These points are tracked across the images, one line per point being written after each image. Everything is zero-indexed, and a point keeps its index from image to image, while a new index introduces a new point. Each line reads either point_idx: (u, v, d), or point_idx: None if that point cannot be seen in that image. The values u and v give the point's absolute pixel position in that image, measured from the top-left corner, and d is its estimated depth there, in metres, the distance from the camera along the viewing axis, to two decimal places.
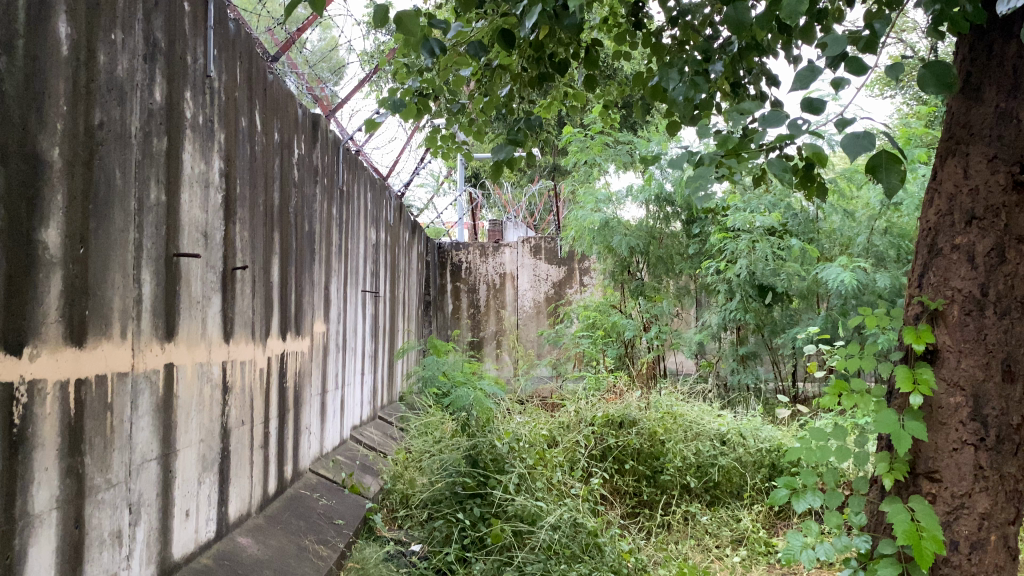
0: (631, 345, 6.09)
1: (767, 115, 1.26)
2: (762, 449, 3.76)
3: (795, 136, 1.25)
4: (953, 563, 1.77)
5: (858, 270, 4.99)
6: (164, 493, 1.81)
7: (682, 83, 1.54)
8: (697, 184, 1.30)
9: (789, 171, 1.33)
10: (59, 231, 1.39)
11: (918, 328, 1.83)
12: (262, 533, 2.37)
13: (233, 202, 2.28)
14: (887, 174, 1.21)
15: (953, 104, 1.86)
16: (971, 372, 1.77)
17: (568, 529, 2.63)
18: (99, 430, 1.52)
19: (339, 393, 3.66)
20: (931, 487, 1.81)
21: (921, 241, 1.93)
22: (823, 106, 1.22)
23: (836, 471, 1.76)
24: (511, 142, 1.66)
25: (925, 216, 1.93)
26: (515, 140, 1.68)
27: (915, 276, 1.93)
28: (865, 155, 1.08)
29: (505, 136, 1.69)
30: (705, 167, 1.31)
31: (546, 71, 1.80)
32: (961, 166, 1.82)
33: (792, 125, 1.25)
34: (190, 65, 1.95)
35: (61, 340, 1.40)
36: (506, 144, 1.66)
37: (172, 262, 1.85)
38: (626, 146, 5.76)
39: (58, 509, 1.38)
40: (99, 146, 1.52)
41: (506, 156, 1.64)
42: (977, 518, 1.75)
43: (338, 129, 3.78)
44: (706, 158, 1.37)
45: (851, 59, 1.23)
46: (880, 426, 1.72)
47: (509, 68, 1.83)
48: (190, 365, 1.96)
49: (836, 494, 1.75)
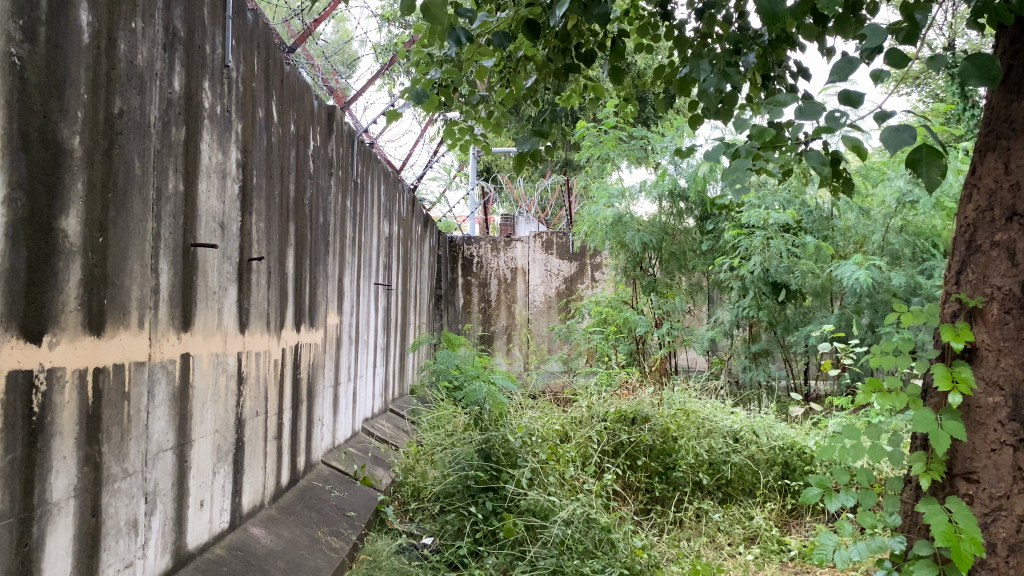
0: (642, 342, 6.06)
1: (805, 107, 1.23)
2: (775, 447, 3.72)
3: (833, 129, 1.23)
4: (990, 565, 1.67)
5: (873, 268, 4.96)
6: (179, 484, 1.81)
7: (712, 74, 1.51)
8: (733, 176, 1.28)
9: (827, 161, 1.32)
10: (79, 220, 1.39)
11: (957, 325, 1.73)
12: (275, 524, 2.37)
13: (249, 193, 2.27)
14: (928, 168, 1.18)
15: (994, 97, 1.76)
16: (1011, 371, 1.67)
17: (581, 525, 2.63)
18: (116, 419, 1.52)
19: (351, 385, 3.66)
20: (968, 488, 1.71)
21: (959, 237, 1.83)
22: (862, 99, 1.18)
23: (870, 470, 1.69)
24: (537, 134, 1.63)
25: (963, 213, 1.83)
26: (540, 131, 1.65)
27: (953, 273, 1.83)
28: (906, 149, 1.07)
29: (530, 127, 1.67)
30: (743, 159, 1.29)
31: (571, 62, 1.77)
32: (1002, 161, 1.73)
33: (831, 118, 1.23)
34: (209, 54, 1.95)
35: (80, 329, 1.40)
36: (532, 136, 1.63)
37: (190, 252, 1.85)
38: (640, 142, 5.74)
39: (76, 497, 1.38)
40: (119, 135, 1.52)
41: (532, 148, 1.61)
42: (1017, 521, 1.64)
43: (352, 122, 3.77)
44: (742, 149, 1.35)
45: (892, 50, 1.19)
46: (918, 424, 1.62)
47: (534, 58, 1.81)
48: (206, 355, 1.96)
49: (869, 493, 1.68)
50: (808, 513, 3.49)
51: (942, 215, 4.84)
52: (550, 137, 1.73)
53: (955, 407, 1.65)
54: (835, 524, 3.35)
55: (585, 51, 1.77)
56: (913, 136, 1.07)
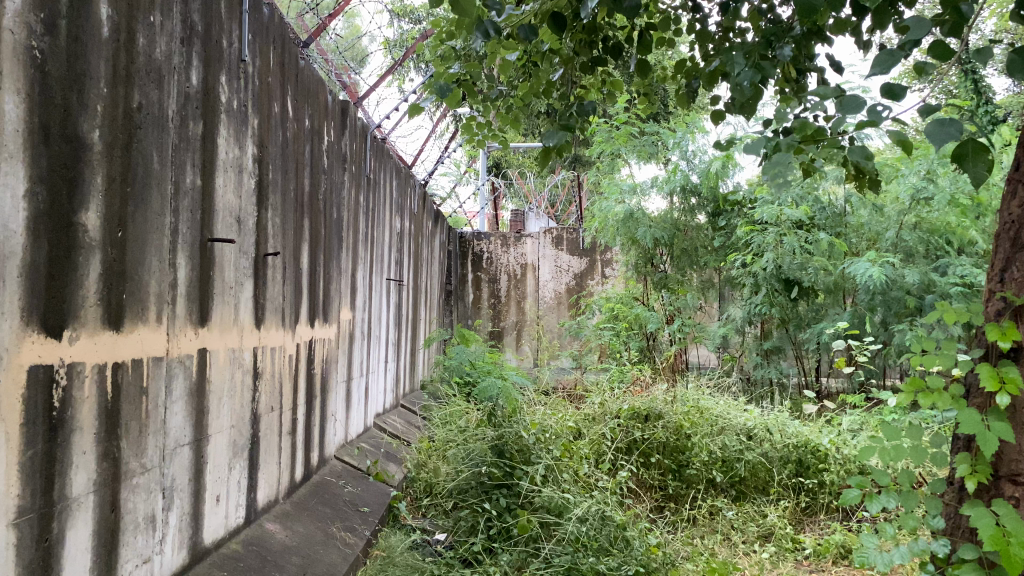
0: (653, 338, 6.04)
1: (846, 98, 1.17)
2: (789, 444, 3.70)
3: (875, 122, 1.18)
4: None
5: (886, 265, 4.94)
6: (196, 479, 1.81)
7: (746, 68, 1.48)
8: (774, 171, 1.24)
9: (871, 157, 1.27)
10: (99, 214, 1.38)
11: (1002, 324, 1.68)
12: (290, 520, 2.36)
13: (265, 188, 2.27)
14: (974, 164, 1.15)
15: None
16: None
17: (596, 522, 2.62)
18: (134, 414, 1.52)
19: (364, 380, 3.66)
20: (1014, 490, 1.68)
21: (1002, 233, 1.77)
22: (904, 91, 1.15)
23: (911, 471, 1.66)
24: (564, 128, 1.63)
25: (1007, 210, 1.77)
26: (568, 125, 1.65)
27: (995, 270, 1.78)
28: (951, 143, 1.03)
29: (558, 121, 1.67)
30: (784, 153, 1.25)
31: (598, 56, 1.73)
32: None
33: (871, 111, 1.18)
34: (226, 48, 1.94)
35: (100, 324, 1.39)
36: (559, 130, 1.63)
37: (207, 247, 1.84)
38: (652, 137, 5.73)
39: (96, 492, 1.38)
40: (137, 129, 1.52)
41: (558, 142, 1.61)
42: None
43: (365, 117, 3.76)
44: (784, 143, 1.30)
45: (935, 43, 1.16)
46: (965, 426, 1.59)
47: (558, 52, 1.79)
48: (222, 351, 1.96)
49: (912, 495, 1.66)
50: (823, 511, 3.47)
51: (956, 211, 4.80)
52: (577, 131, 1.72)
53: (1002, 407, 1.60)
54: (850, 522, 3.34)
55: (612, 43, 1.74)
56: (959, 131, 1.04)
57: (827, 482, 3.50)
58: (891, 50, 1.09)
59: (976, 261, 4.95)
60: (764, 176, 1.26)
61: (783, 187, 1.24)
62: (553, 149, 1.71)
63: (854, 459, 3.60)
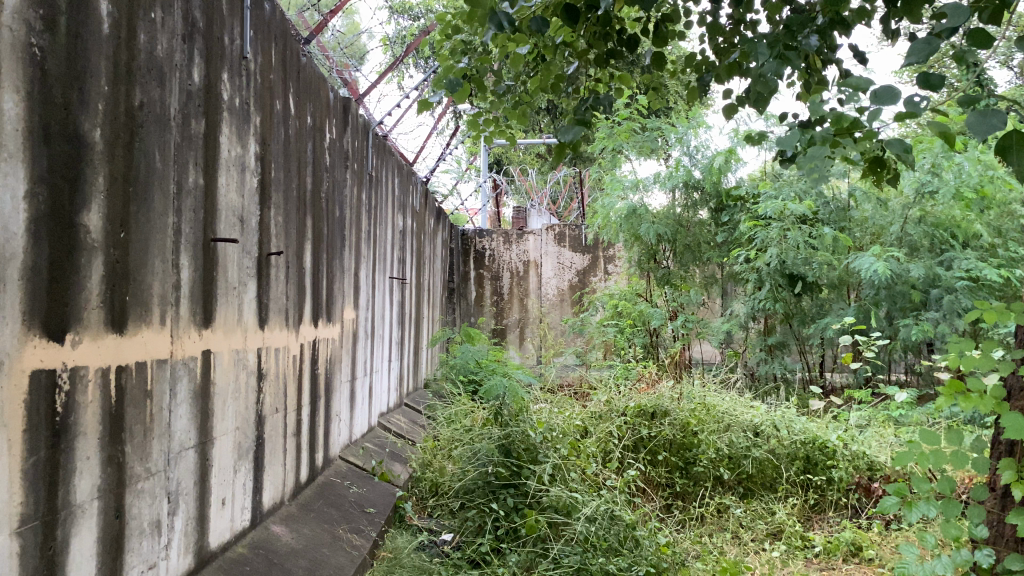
0: (656, 334, 6.00)
1: (881, 89, 1.13)
2: (796, 441, 3.67)
3: (913, 113, 1.13)
4: None
5: (891, 259, 4.92)
6: (201, 482, 1.78)
7: (770, 58, 1.45)
8: (811, 165, 1.19)
9: (909, 150, 1.19)
10: (101, 215, 1.36)
11: None
12: (296, 522, 2.34)
13: (268, 187, 2.24)
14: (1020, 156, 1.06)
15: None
16: None
17: (605, 521, 2.60)
18: (138, 418, 1.49)
19: (367, 379, 3.63)
20: None
21: None
22: (941, 81, 1.10)
23: (951, 478, 1.65)
24: (581, 123, 1.59)
25: None
26: (583, 120, 1.62)
27: None
28: (997, 135, 0.99)
29: (574, 116, 1.64)
30: (818, 146, 1.20)
31: (612, 48, 1.70)
32: None
33: (909, 102, 1.14)
34: (227, 45, 1.91)
35: (103, 327, 1.37)
36: (575, 125, 1.59)
37: (210, 247, 1.82)
38: (654, 133, 5.70)
39: (100, 499, 1.35)
40: (140, 128, 1.49)
41: (574, 137, 1.57)
42: None
43: (366, 114, 3.72)
44: (817, 136, 1.25)
45: (975, 29, 1.11)
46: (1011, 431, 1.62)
47: (572, 45, 1.75)
48: (227, 352, 1.93)
49: (952, 503, 1.66)
50: (831, 508, 3.45)
51: (961, 205, 4.78)
52: (592, 126, 1.68)
53: None
54: (859, 519, 3.31)
55: (627, 35, 1.70)
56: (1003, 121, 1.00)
57: (836, 478, 3.48)
58: (928, 37, 1.05)
59: (981, 254, 4.93)
60: (799, 171, 1.22)
61: (818, 181, 1.19)
62: (567, 145, 1.68)
63: (863, 455, 3.58)
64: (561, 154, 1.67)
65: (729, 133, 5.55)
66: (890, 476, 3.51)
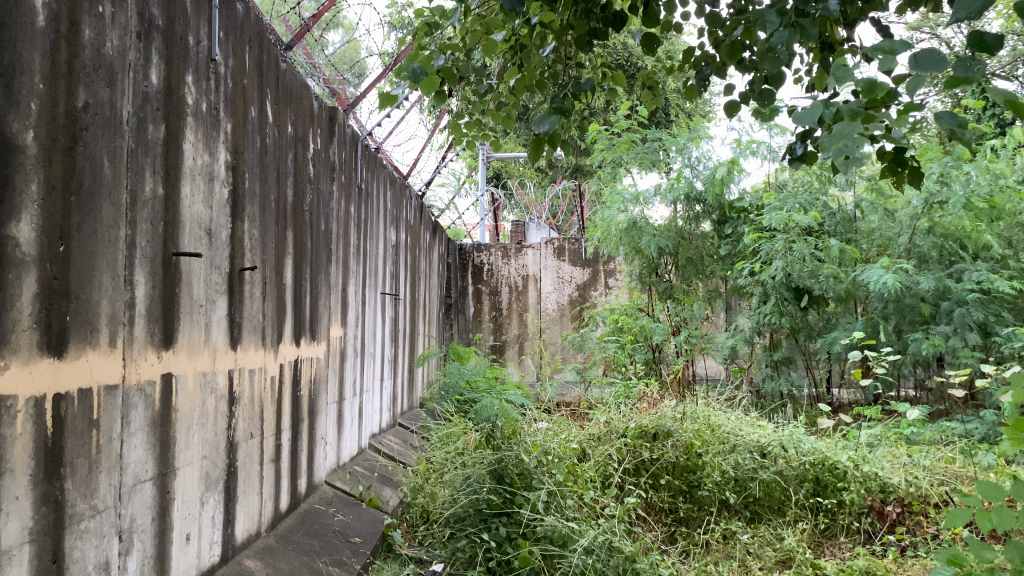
0: (659, 350, 5.84)
1: (921, 53, 0.97)
2: (805, 463, 3.49)
3: (967, 79, 1.00)
4: None
5: (900, 271, 4.77)
6: (161, 516, 1.64)
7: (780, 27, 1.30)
8: (839, 145, 1.03)
9: (961, 120, 1.04)
10: (33, 226, 1.22)
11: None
12: (272, 555, 2.19)
13: (241, 197, 2.11)
14: None
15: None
16: None
17: (603, 553, 2.45)
18: (82, 450, 1.35)
19: (357, 400, 3.49)
20: None
21: None
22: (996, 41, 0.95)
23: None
24: (557, 111, 1.45)
25: None
26: (561, 109, 1.47)
27: None
28: None
29: (550, 104, 1.49)
30: (847, 121, 1.04)
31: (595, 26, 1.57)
32: None
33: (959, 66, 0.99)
34: (192, 46, 1.78)
35: (36, 350, 1.23)
36: (551, 114, 1.45)
37: (171, 262, 1.68)
38: (655, 145, 5.61)
39: (32, 542, 1.21)
40: (84, 132, 1.36)
41: (550, 128, 1.42)
42: None
43: (356, 125, 3.60)
44: (846, 111, 1.07)
45: None
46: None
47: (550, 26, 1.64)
48: (191, 375, 1.79)
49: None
50: (843, 533, 3.27)
51: (971, 215, 4.67)
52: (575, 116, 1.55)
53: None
54: (873, 546, 3.13)
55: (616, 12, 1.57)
56: None
57: (848, 501, 3.30)
58: None
59: (992, 266, 4.81)
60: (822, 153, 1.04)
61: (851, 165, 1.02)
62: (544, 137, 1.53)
63: (875, 477, 3.40)
64: (541, 146, 1.51)
65: (731, 143, 5.44)
66: (905, 499, 3.33)
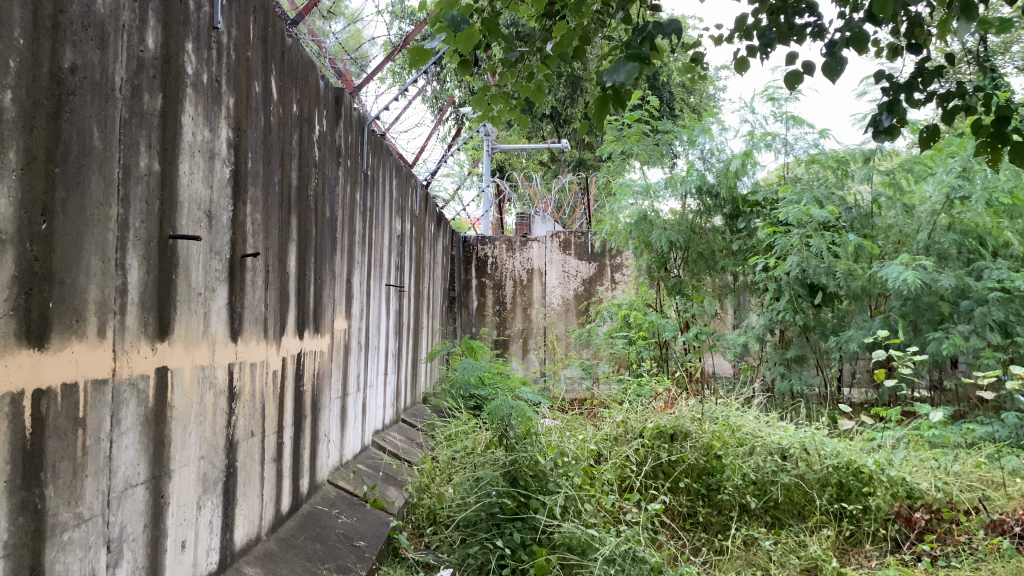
0: (667, 347, 5.69)
1: None
2: (828, 467, 3.35)
3: None
4: None
5: (920, 269, 4.62)
6: (154, 521, 1.50)
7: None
8: None
9: None
10: (11, 198, 1.08)
11: None
12: (272, 561, 2.06)
13: (242, 179, 1.96)
14: None
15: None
16: None
17: (625, 562, 2.33)
18: (66, 453, 1.21)
19: (360, 397, 3.35)
20: None
21: None
22: None
23: None
24: (634, 59, 1.35)
25: None
26: (637, 56, 1.37)
27: None
28: None
29: (626, 51, 1.41)
30: None
31: None
32: None
33: None
34: (193, 10, 1.64)
35: (13, 340, 1.09)
36: (627, 62, 1.34)
37: (168, 245, 1.54)
38: (666, 136, 5.46)
39: (6, 557, 1.07)
40: (71, 96, 1.21)
41: (627, 77, 1.33)
42: None
43: (363, 108, 3.46)
44: None
45: None
46: None
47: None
48: (188, 369, 1.65)
49: None
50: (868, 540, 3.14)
51: (991, 213, 4.59)
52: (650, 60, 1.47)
53: None
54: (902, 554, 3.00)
55: None
56: None
57: (874, 507, 3.18)
58: None
59: (1013, 264, 4.70)
60: None
61: None
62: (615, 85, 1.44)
63: (902, 482, 3.28)
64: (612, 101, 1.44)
65: (745, 135, 5.33)
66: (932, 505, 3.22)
